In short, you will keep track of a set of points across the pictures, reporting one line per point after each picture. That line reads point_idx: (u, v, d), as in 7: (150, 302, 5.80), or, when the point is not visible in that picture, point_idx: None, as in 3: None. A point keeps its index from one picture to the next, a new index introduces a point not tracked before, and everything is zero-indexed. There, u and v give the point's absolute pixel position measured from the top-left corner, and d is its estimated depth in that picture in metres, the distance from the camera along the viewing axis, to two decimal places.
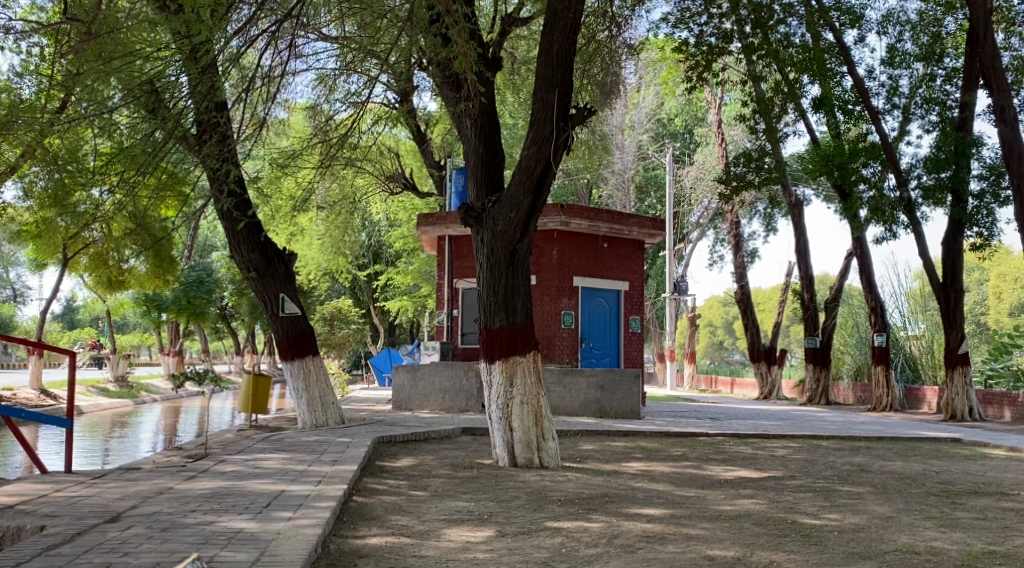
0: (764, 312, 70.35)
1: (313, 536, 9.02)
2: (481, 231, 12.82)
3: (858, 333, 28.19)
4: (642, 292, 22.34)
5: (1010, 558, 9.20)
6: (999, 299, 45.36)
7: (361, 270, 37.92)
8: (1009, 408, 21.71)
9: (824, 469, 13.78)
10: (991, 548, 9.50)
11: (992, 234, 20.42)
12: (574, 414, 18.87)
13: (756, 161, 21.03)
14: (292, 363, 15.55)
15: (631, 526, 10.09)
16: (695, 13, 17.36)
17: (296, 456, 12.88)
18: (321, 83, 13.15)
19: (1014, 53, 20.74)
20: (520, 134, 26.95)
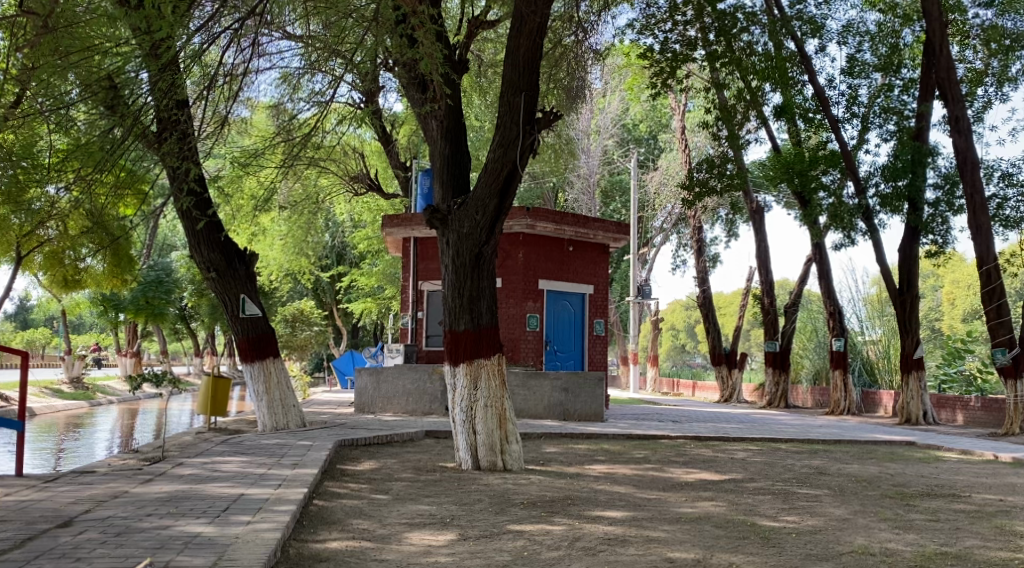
0: (725, 316, 70.97)
1: (271, 540, 8.88)
2: (446, 233, 12.69)
3: (817, 338, 28.44)
4: (607, 295, 22.34)
5: (963, 559, 9.25)
6: (953, 305, 46.17)
7: (325, 272, 37.69)
8: (961, 411, 21.95)
9: (783, 471, 13.82)
10: (944, 549, 9.55)
11: (947, 242, 20.63)
12: (537, 417, 18.82)
13: (718, 167, 20.98)
14: (253, 365, 15.36)
15: (593, 529, 10.04)
16: (660, 20, 17.23)
17: (256, 460, 12.70)
18: (283, 81, 13.01)
19: (969, 65, 20.97)
20: (486, 137, 26.89)
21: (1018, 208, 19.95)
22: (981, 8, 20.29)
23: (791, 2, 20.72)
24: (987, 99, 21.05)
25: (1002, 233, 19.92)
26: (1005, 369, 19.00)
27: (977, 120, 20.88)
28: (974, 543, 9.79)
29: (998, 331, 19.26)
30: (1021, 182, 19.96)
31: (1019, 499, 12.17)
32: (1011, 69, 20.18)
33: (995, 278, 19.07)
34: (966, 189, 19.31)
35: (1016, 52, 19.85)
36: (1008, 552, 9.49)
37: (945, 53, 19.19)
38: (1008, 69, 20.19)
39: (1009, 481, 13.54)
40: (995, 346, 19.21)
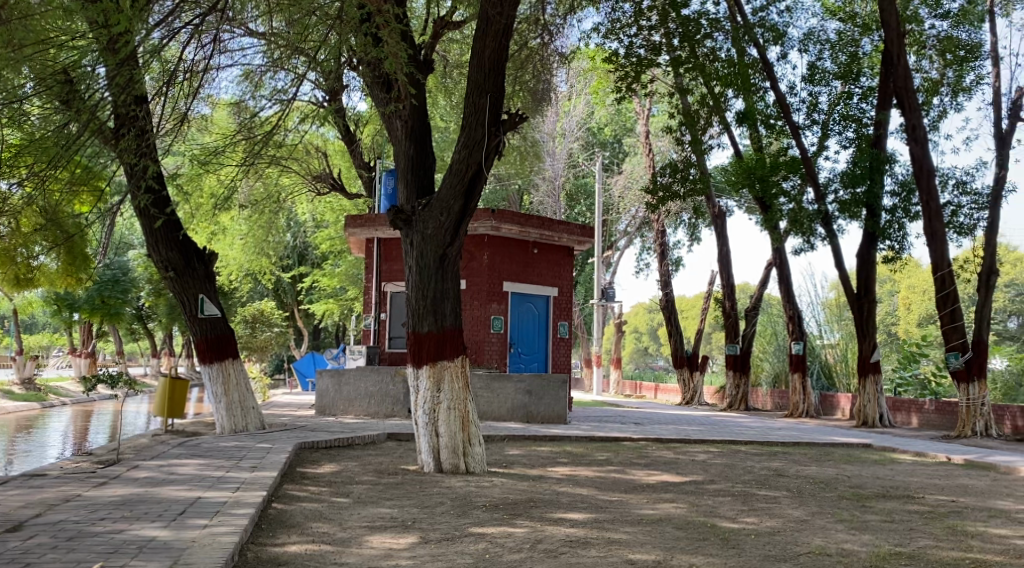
0: (687, 320, 71.43)
1: (229, 544, 8.72)
2: (410, 235, 12.57)
3: (777, 341, 28.64)
4: (570, 298, 22.32)
5: (916, 559, 9.26)
6: (908, 310, 46.87)
7: (286, 272, 37.38)
8: (916, 414, 22.15)
9: (743, 473, 13.83)
10: (898, 549, 9.56)
11: (903, 248, 20.80)
12: (501, 419, 18.72)
13: (682, 172, 21.00)
14: (211, 366, 15.13)
15: (555, 531, 9.96)
16: (625, 25, 17.16)
17: (214, 462, 12.49)
18: (245, 79, 12.99)
19: (925, 75, 21.14)
20: (451, 138, 26.80)
21: (972, 216, 20.16)
22: (937, 19, 20.47)
23: (753, 9, 20.80)
24: (942, 108, 21.24)
25: (956, 239, 20.11)
26: (959, 373, 19.19)
27: (933, 129, 21.07)
28: (928, 543, 9.82)
29: (951, 335, 19.40)
30: (975, 190, 20.18)
31: (972, 500, 12.27)
32: (966, 80, 20.38)
33: (949, 284, 19.21)
34: (921, 196, 19.50)
35: (971, 63, 20.17)
36: (961, 552, 9.53)
37: (903, 62, 19.33)
38: (962, 79, 20.39)
39: (962, 483, 13.65)
40: (948, 350, 19.35)
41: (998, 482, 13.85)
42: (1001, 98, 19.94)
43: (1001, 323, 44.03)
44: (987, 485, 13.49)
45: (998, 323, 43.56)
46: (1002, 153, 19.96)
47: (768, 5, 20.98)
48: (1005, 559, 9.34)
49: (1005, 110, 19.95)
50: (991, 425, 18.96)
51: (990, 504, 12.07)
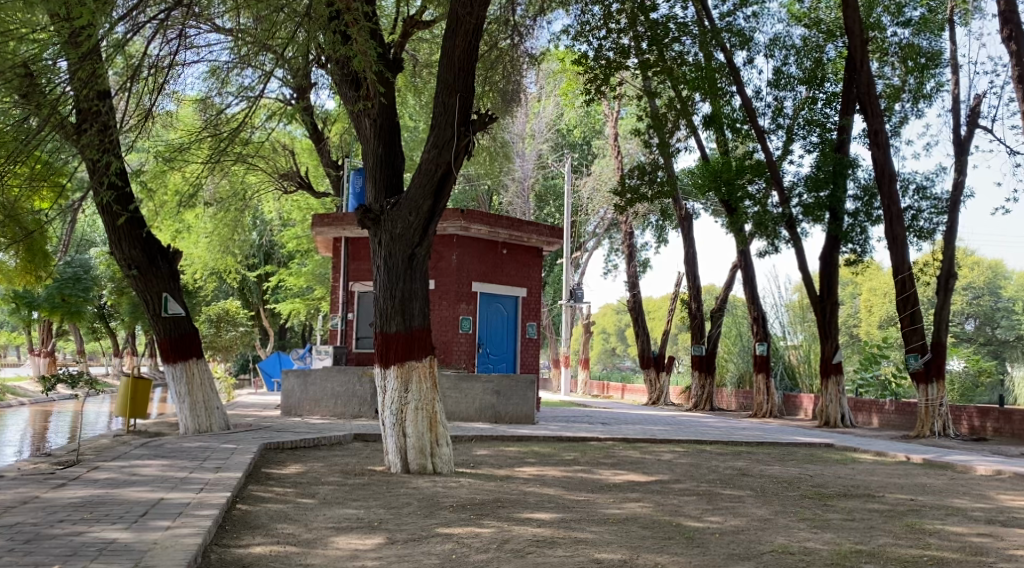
0: (654, 321, 71.73)
1: (192, 546, 8.59)
2: (378, 234, 12.46)
3: (742, 342, 28.78)
4: (539, 298, 22.29)
5: (876, 557, 9.29)
6: (870, 313, 47.44)
7: (251, 271, 37.05)
8: (877, 415, 22.32)
9: (708, 472, 13.85)
10: (858, 547, 9.58)
11: (865, 251, 20.96)
12: (469, 420, 18.64)
13: (649, 174, 21.05)
14: (175, 366, 14.94)
15: (522, 531, 9.90)
16: (594, 28, 17.10)
17: (177, 463, 12.31)
18: (212, 75, 12.97)
19: (887, 81, 21.31)
20: (420, 138, 26.68)
21: (931, 220, 20.33)
22: (898, 27, 20.64)
23: (720, 14, 20.88)
24: (903, 114, 21.42)
25: (916, 243, 20.29)
26: (917, 374, 19.32)
27: (894, 135, 21.24)
28: (887, 541, 9.85)
29: (911, 337, 19.52)
30: (934, 195, 20.36)
31: (929, 498, 12.35)
32: (927, 87, 20.55)
33: (909, 287, 19.34)
34: (882, 200, 19.65)
35: (931, 71, 20.34)
36: (920, 550, 9.57)
37: (866, 68, 19.44)
38: (924, 86, 20.54)
39: (920, 482, 13.74)
40: (908, 352, 19.47)
41: (955, 480, 13.96)
42: (960, 105, 20.12)
43: (959, 325, 44.62)
44: (944, 484, 13.59)
45: (955, 325, 44.13)
46: (961, 159, 20.15)
47: (735, 10, 21.06)
48: (962, 556, 9.39)
49: (964, 117, 20.14)
50: (948, 425, 19.15)
51: (947, 501, 12.16)
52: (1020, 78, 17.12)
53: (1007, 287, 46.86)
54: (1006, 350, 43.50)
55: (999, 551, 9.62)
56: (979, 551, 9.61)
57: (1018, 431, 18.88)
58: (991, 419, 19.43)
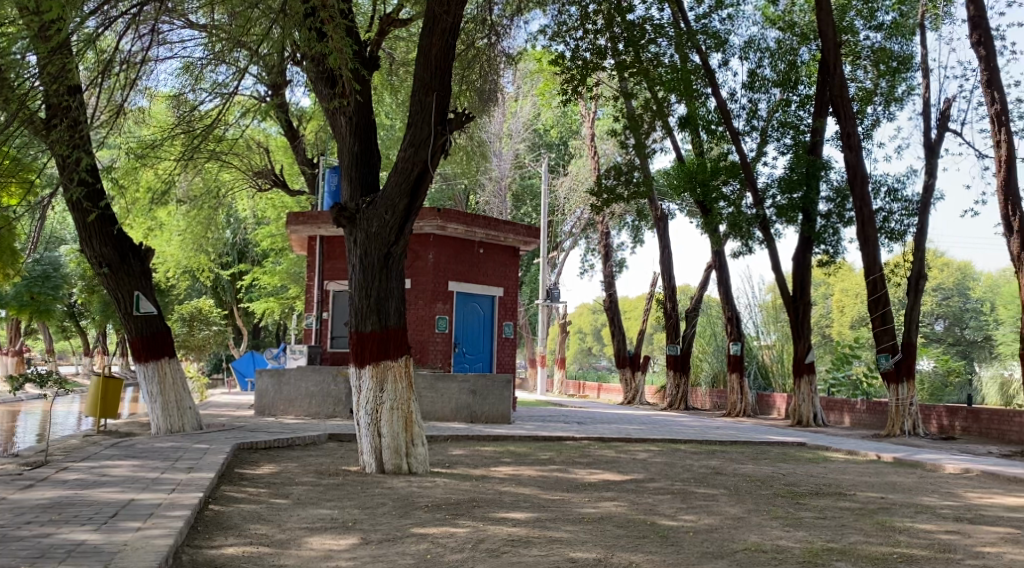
0: (630, 321, 71.82)
1: (162, 547, 8.47)
2: (354, 232, 12.37)
3: (716, 342, 28.86)
4: (515, 298, 22.23)
5: (848, 555, 9.29)
6: (842, 312, 47.80)
7: (224, 270, 36.77)
8: (848, 414, 22.42)
9: (682, 471, 13.83)
10: (829, 545, 9.57)
11: (837, 252, 21.07)
12: (444, 419, 18.56)
13: (626, 175, 21.03)
14: (147, 366, 14.78)
15: (497, 530, 9.83)
16: (571, 28, 17.05)
17: (148, 464, 12.16)
18: (185, 72, 12.87)
19: (860, 84, 21.38)
20: (396, 136, 26.55)
21: (903, 222, 20.45)
22: (871, 30, 20.76)
23: (696, 16, 20.89)
24: (875, 117, 21.52)
25: (887, 244, 20.38)
26: (887, 373, 19.39)
27: (866, 137, 21.34)
28: (858, 539, 9.86)
29: (883, 337, 19.61)
30: (905, 197, 20.46)
31: (899, 496, 12.39)
32: (898, 90, 20.66)
33: (880, 287, 19.44)
34: (854, 203, 19.71)
35: (902, 75, 20.46)
36: (890, 547, 9.59)
37: (839, 71, 19.47)
38: (895, 90, 20.63)
39: (890, 480, 13.78)
40: (879, 352, 19.57)
41: (924, 479, 14.01)
42: (930, 109, 20.22)
43: (929, 325, 44.88)
44: (914, 482, 13.64)
45: (925, 325, 44.40)
46: (932, 161, 20.25)
47: (711, 12, 21.08)
48: (930, 553, 9.42)
49: (935, 120, 20.24)
50: (918, 424, 19.25)
51: (916, 500, 12.20)
52: (989, 82, 17.11)
53: (976, 288, 47.25)
54: (974, 350, 43.18)
55: (968, 549, 9.65)
56: (947, 548, 9.64)
57: (986, 430, 18.99)
58: (960, 418, 19.55)
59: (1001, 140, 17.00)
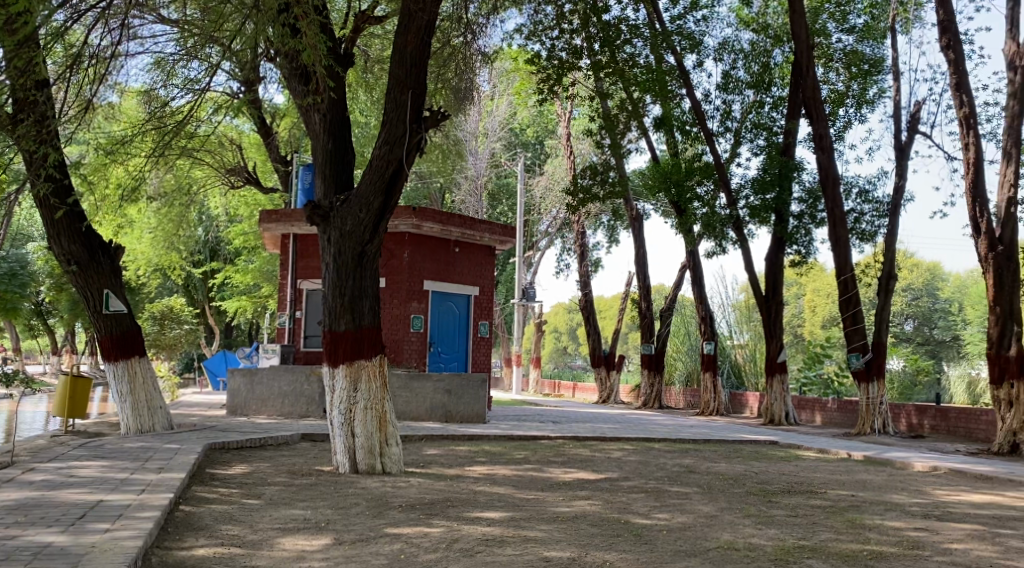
0: (605, 320, 71.94)
1: (131, 549, 8.34)
2: (328, 231, 12.24)
3: (690, 341, 28.92)
4: (491, 297, 22.16)
5: (819, 552, 9.27)
6: (814, 312, 48.07)
7: (196, 268, 36.49)
8: (820, 413, 22.50)
9: (656, 470, 13.80)
10: (801, 543, 9.56)
11: (809, 253, 21.17)
12: (419, 419, 18.45)
13: (601, 174, 20.99)
14: (117, 365, 14.59)
15: (471, 530, 9.75)
16: (547, 28, 16.99)
17: (117, 464, 11.99)
18: (157, 67, 12.71)
19: (832, 86, 21.43)
20: (372, 134, 26.43)
21: (874, 223, 20.53)
22: (843, 33, 20.85)
23: (671, 17, 20.86)
24: (847, 119, 21.60)
25: (858, 245, 20.47)
26: (858, 373, 19.44)
27: (838, 139, 21.42)
28: (829, 536, 9.85)
29: (853, 337, 19.69)
30: (876, 199, 20.53)
31: (869, 494, 12.41)
32: (870, 93, 20.72)
33: (852, 288, 19.50)
34: (826, 204, 19.76)
35: (874, 77, 20.56)
36: (860, 544, 9.58)
37: (812, 73, 19.48)
38: (866, 92, 20.69)
39: (860, 478, 13.81)
40: (850, 351, 19.60)
41: (893, 477, 14.05)
42: (900, 112, 20.30)
43: (898, 325, 45.23)
44: (883, 480, 13.67)
45: (894, 325, 44.75)
46: (903, 163, 20.34)
47: (685, 14, 21.09)
48: (899, 550, 9.42)
49: (905, 122, 20.33)
50: (888, 423, 19.33)
51: (885, 497, 12.22)
52: (958, 86, 17.26)
53: (945, 288, 47.64)
54: (942, 350, 44.02)
55: (936, 545, 9.67)
56: (916, 545, 9.65)
57: (954, 428, 19.11)
58: (928, 416, 19.65)
59: (970, 143, 17.11)
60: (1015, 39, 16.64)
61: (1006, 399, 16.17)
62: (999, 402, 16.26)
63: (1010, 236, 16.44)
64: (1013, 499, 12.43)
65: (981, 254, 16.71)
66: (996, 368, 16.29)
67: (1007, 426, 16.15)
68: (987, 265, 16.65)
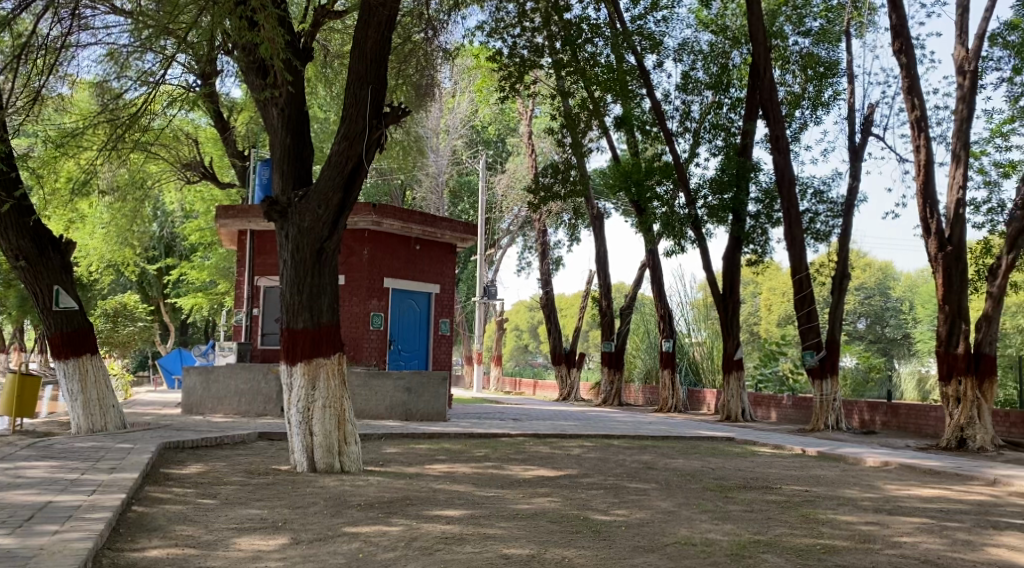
0: (565, 318, 72.07)
1: (81, 550, 8.12)
2: (285, 227, 12.04)
3: (650, 339, 28.99)
4: (452, 294, 22.03)
5: (775, 547, 9.25)
6: (769, 312, 48.37)
7: (150, 265, 35.98)
8: (775, 409, 22.61)
9: (615, 467, 13.76)
10: (756, 538, 9.53)
11: (766, 252, 21.23)
12: (378, 418, 18.25)
13: (563, 173, 20.89)
14: (67, 363, 14.29)
15: (430, 528, 9.63)
16: (508, 25, 16.88)
17: (67, 464, 11.73)
18: (110, 59, 12.47)
19: (788, 88, 21.50)
20: (331, 130, 26.22)
21: (828, 223, 20.63)
22: (799, 36, 20.92)
23: (632, 17, 20.81)
24: (803, 121, 21.69)
25: (813, 245, 20.57)
26: (813, 370, 19.52)
27: (795, 141, 21.48)
28: (783, 531, 9.84)
29: (807, 335, 19.78)
30: (831, 199, 20.63)
31: (824, 489, 12.44)
32: (825, 95, 20.74)
33: (806, 287, 19.59)
34: (783, 204, 19.82)
35: (829, 80, 20.59)
36: (813, 539, 9.57)
37: (769, 75, 19.51)
38: (822, 95, 20.74)
39: (814, 473, 13.85)
40: (805, 348, 19.70)
41: (847, 472, 14.11)
42: (855, 114, 20.41)
43: (851, 324, 45.62)
44: (836, 475, 13.72)
45: (846, 324, 45.17)
46: (857, 164, 20.45)
47: (646, 14, 21.06)
48: (851, 544, 9.42)
49: (859, 125, 20.45)
50: (841, 419, 19.48)
51: (839, 492, 12.25)
52: (909, 90, 17.32)
53: (897, 288, 48.05)
54: (893, 347, 43.88)
55: (887, 539, 9.69)
56: (867, 539, 9.66)
57: (904, 423, 19.27)
58: (880, 412, 19.78)
59: (920, 146, 17.16)
60: (964, 44, 16.77)
61: (953, 396, 16.34)
62: (947, 399, 16.41)
63: (959, 237, 16.58)
64: (961, 492, 12.52)
65: (931, 254, 16.83)
66: (944, 366, 16.44)
67: (954, 422, 16.31)
68: (936, 265, 16.79)
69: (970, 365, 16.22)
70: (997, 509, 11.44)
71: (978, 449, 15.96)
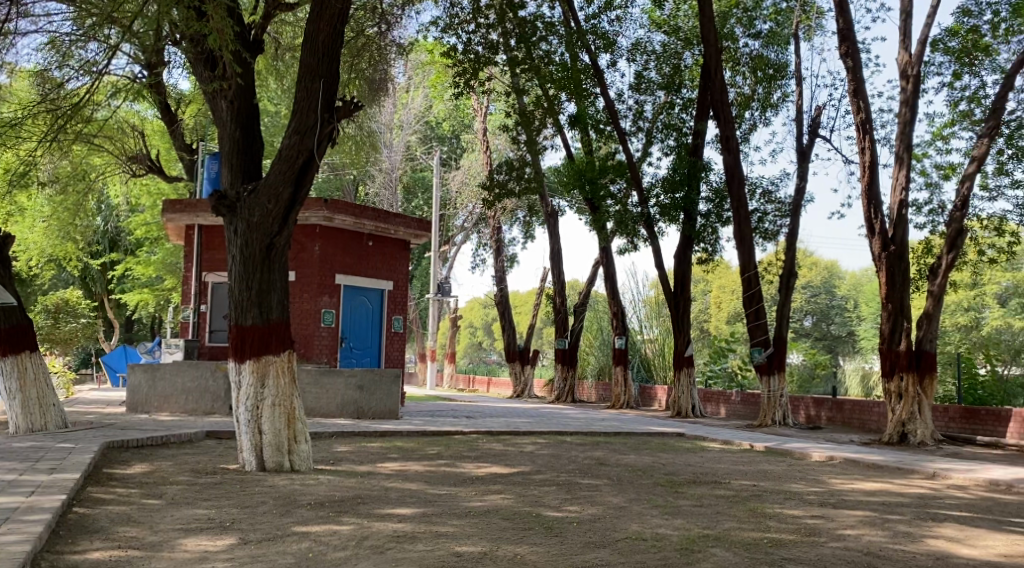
0: (518, 315, 71.99)
1: (18, 554, 7.84)
2: (234, 222, 11.74)
3: (602, 335, 29.01)
4: (405, 291, 21.77)
5: (723, 541, 9.19)
6: (719, 308, 48.92)
7: (95, 260, 35.23)
8: (724, 405, 22.71)
9: (567, 463, 13.65)
10: (706, 532, 9.47)
11: (715, 251, 21.24)
12: (329, 416, 18.00)
13: (517, 170, 20.76)
14: (5, 361, 13.89)
15: (381, 527, 9.44)
16: (463, 21, 16.70)
17: (5, 465, 11.35)
18: (51, 47, 12.14)
19: (738, 89, 21.57)
20: (282, 124, 25.88)
21: (776, 222, 20.71)
22: (749, 38, 20.99)
23: (586, 16, 20.73)
24: (752, 122, 21.77)
25: (761, 244, 20.65)
26: (761, 367, 19.66)
27: (743, 142, 21.57)
28: (731, 525, 9.78)
29: (755, 332, 19.85)
30: (779, 199, 20.72)
31: (771, 484, 12.43)
32: (774, 96, 20.84)
33: (755, 285, 19.59)
34: (733, 202, 19.86)
35: (778, 82, 20.69)
36: (760, 533, 9.52)
37: (720, 75, 19.52)
38: (771, 96, 20.83)
39: (762, 468, 13.85)
40: (753, 346, 19.79)
41: (794, 467, 14.13)
42: (803, 115, 20.51)
43: (796, 321, 46.13)
44: (783, 470, 13.74)
45: (792, 321, 45.75)
46: (803, 165, 20.57)
47: (600, 13, 21.00)
48: (797, 537, 9.39)
49: (806, 126, 20.54)
50: (788, 415, 19.55)
51: (786, 486, 12.24)
52: (856, 93, 17.40)
53: (842, 285, 48.71)
54: (838, 344, 45.26)
55: (831, 532, 9.67)
56: (812, 532, 9.63)
57: (849, 419, 19.41)
58: (825, 408, 19.90)
59: (865, 147, 17.28)
60: (907, 49, 16.89)
61: (896, 392, 16.43)
62: (889, 395, 16.52)
63: (902, 237, 16.67)
64: (903, 486, 12.59)
65: (875, 254, 16.91)
66: (888, 362, 16.55)
67: (896, 417, 16.41)
68: (880, 264, 16.89)
69: (911, 362, 16.34)
70: (938, 501, 11.49)
71: (918, 444, 16.08)
